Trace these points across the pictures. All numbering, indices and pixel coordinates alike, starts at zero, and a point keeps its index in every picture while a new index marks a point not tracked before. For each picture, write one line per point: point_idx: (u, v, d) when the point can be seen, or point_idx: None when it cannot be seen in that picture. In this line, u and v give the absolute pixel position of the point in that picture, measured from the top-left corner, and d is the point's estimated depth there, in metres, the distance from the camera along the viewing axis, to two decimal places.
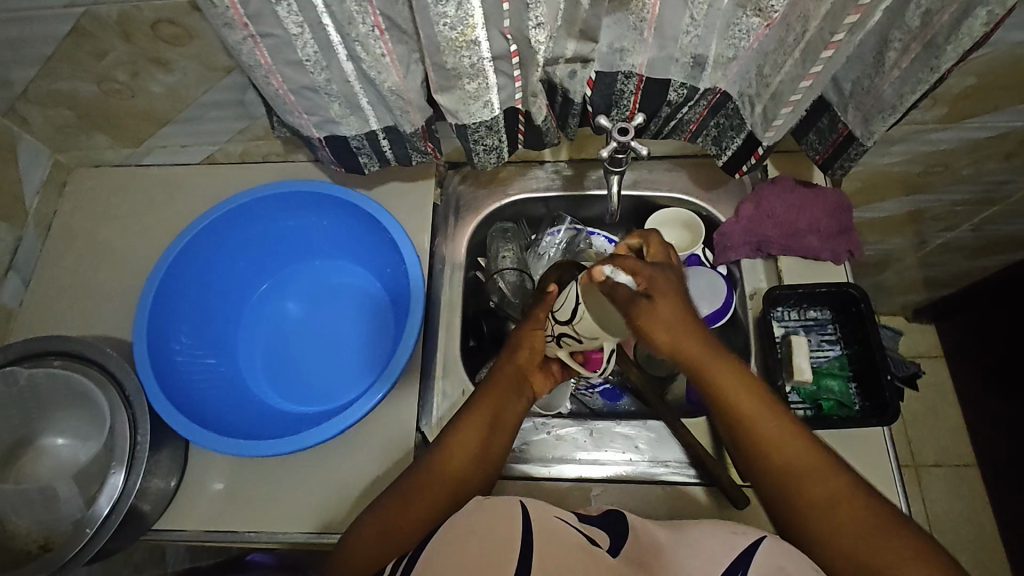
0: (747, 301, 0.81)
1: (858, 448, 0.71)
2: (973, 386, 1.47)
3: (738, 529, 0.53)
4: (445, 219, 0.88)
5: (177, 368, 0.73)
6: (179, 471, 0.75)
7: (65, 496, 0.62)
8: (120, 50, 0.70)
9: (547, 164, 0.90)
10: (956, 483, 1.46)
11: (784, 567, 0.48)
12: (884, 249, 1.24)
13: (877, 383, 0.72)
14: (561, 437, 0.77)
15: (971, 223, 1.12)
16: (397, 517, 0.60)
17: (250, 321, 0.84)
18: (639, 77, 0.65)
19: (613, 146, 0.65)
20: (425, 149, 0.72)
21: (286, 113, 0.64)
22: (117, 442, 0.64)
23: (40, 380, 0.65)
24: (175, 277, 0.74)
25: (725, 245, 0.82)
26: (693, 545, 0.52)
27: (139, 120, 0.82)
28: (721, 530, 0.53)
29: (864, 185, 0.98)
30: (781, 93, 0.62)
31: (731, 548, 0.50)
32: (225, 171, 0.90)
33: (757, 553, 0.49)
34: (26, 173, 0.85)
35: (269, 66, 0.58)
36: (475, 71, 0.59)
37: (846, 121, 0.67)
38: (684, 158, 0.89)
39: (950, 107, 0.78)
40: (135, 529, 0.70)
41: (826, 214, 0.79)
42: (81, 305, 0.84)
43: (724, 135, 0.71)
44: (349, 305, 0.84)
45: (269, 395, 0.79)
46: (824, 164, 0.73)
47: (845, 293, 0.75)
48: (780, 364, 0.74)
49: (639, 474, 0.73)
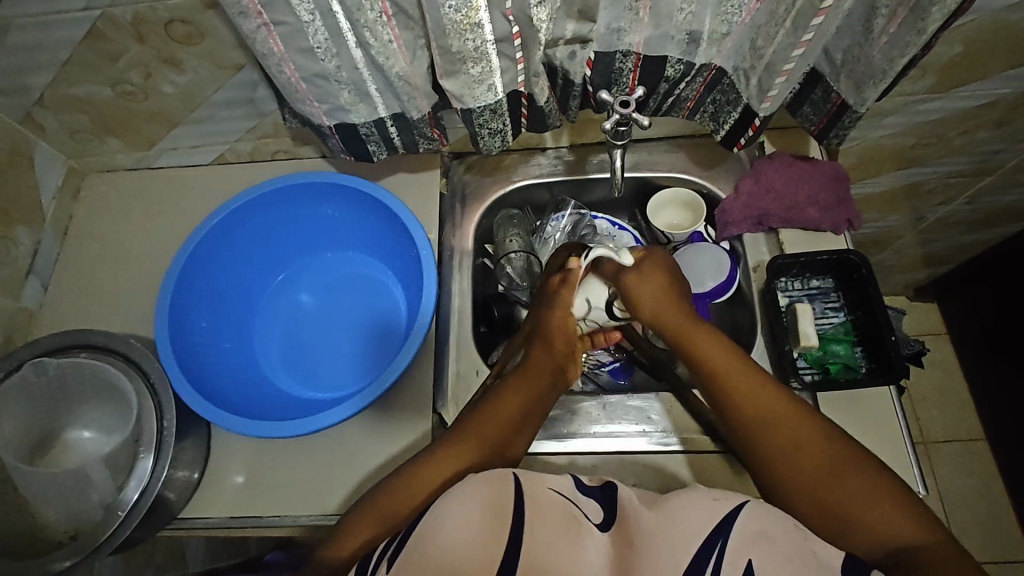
0: (752, 274, 0.83)
1: (867, 412, 0.72)
2: (978, 361, 1.49)
3: (718, 494, 0.53)
4: (452, 208, 0.90)
5: (197, 356, 0.75)
6: (203, 462, 0.76)
7: (97, 482, 0.64)
8: (134, 52, 0.72)
9: (549, 150, 0.92)
10: (966, 458, 1.47)
11: (767, 531, 0.49)
12: (883, 226, 1.25)
13: (882, 344, 0.73)
14: (575, 412, 0.78)
15: (967, 196, 1.14)
16: (387, 504, 0.60)
17: (266, 311, 0.86)
18: (636, 55, 0.67)
19: (615, 119, 0.67)
20: (432, 136, 0.74)
21: (298, 103, 0.67)
22: (145, 429, 0.65)
23: (67, 370, 0.67)
24: (194, 266, 0.76)
25: (727, 221, 0.84)
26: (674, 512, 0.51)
27: (151, 122, 0.84)
28: (703, 496, 0.52)
29: (860, 159, 0.99)
30: (774, 62, 0.65)
31: (711, 516, 0.50)
32: (235, 170, 0.92)
33: (739, 518, 0.50)
34: (43, 179, 0.87)
35: (282, 54, 0.60)
36: (478, 54, 0.62)
37: (839, 91, 0.69)
38: (682, 138, 0.91)
39: (940, 76, 0.80)
40: (161, 518, 0.71)
41: (824, 186, 0.81)
42: (100, 304, 0.86)
43: (722, 110, 0.74)
44: (362, 293, 0.86)
45: (286, 384, 0.81)
46: (819, 134, 0.76)
47: (846, 260, 0.77)
48: (786, 331, 0.75)
49: (653, 445, 0.75)
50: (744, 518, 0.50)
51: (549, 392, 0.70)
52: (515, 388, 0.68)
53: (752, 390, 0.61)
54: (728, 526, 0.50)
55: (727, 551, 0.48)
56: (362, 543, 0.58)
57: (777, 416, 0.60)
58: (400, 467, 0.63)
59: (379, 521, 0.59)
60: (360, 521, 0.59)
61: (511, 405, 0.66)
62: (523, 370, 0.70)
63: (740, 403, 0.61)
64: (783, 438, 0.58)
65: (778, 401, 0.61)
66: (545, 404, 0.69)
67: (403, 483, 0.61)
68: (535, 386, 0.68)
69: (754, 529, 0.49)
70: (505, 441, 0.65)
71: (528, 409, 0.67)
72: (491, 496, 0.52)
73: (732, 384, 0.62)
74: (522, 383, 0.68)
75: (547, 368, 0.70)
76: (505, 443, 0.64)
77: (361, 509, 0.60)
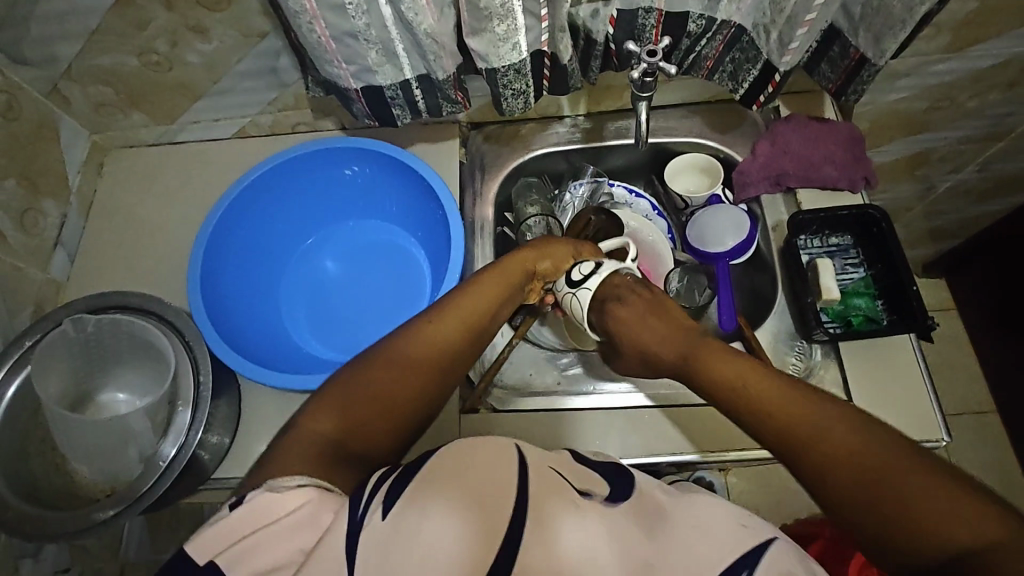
0: (770, 234, 0.85)
1: (892, 362, 0.73)
2: (988, 334, 1.50)
3: (746, 519, 0.47)
4: (471, 176, 0.91)
5: (226, 315, 0.76)
6: (234, 426, 0.77)
7: (137, 434, 0.65)
8: (162, 20, 0.73)
9: (565, 118, 0.93)
10: (979, 429, 1.48)
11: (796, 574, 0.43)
12: (893, 197, 1.27)
13: (904, 296, 0.74)
14: (598, 367, 0.81)
15: (977, 163, 1.15)
16: (348, 400, 0.55)
17: (292, 277, 0.87)
18: (659, 12, 0.68)
19: (642, 68, 0.68)
20: (455, 99, 0.75)
21: (326, 64, 0.67)
22: (182, 386, 0.66)
23: (105, 328, 0.68)
24: (224, 229, 0.77)
25: (745, 181, 0.85)
26: (700, 528, 0.46)
27: (174, 95, 0.85)
28: (729, 517, 0.47)
29: (871, 125, 1.01)
30: (796, 14, 0.66)
31: (736, 542, 0.45)
32: (256, 143, 0.94)
33: (765, 556, 0.44)
34: (68, 153, 0.88)
35: (314, 12, 0.61)
36: (504, 12, 0.63)
37: (857, 45, 0.71)
38: (697, 104, 0.92)
39: (954, 34, 0.81)
40: (196, 480, 0.72)
41: (840, 146, 0.82)
42: (128, 276, 0.87)
43: (741, 68, 0.75)
44: (386, 259, 0.87)
45: (313, 347, 0.82)
46: (837, 91, 0.76)
47: (866, 216, 0.78)
48: (808, 285, 0.76)
49: (679, 393, 0.76)
50: (771, 555, 0.44)
51: (519, 285, 0.69)
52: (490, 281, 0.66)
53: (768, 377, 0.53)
54: (757, 556, 0.44)
55: None
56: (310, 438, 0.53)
57: (795, 404, 0.50)
58: (369, 349, 0.60)
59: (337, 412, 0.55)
60: (316, 414, 0.55)
61: (482, 295, 0.65)
62: (497, 267, 0.68)
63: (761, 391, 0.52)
64: (823, 440, 0.47)
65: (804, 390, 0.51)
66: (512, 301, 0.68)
67: (369, 369, 0.57)
68: (513, 277, 0.68)
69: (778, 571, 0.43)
70: (475, 329, 0.62)
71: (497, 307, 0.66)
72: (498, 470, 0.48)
73: (738, 374, 0.55)
74: (496, 275, 0.67)
75: (517, 267, 0.69)
76: (471, 338, 0.62)
77: (317, 403, 0.56)
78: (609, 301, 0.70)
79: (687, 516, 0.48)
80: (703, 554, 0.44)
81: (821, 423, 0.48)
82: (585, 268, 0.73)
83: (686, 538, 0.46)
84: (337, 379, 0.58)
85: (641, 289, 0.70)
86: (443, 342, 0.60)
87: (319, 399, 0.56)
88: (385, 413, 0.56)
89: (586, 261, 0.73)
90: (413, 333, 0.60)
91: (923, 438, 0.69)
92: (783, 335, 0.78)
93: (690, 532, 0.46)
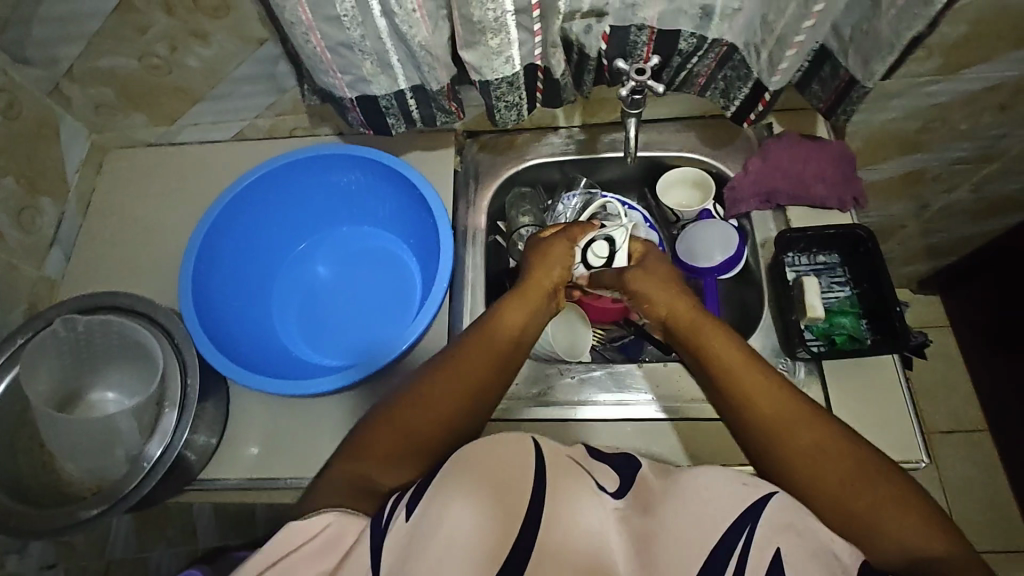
0: (759, 251, 0.85)
1: (872, 381, 0.74)
2: (980, 353, 1.50)
3: (747, 479, 0.54)
4: (465, 185, 0.92)
5: (217, 318, 0.77)
6: (221, 426, 0.78)
7: (123, 435, 0.66)
8: (162, 24, 0.74)
9: (561, 129, 0.94)
10: (968, 448, 1.48)
11: (793, 523, 0.51)
12: (888, 215, 1.27)
13: (887, 316, 0.75)
14: (584, 380, 0.80)
15: (971, 183, 1.16)
16: (394, 424, 0.62)
17: (283, 282, 0.88)
18: (651, 30, 0.68)
19: (630, 86, 0.69)
20: (449, 108, 0.76)
21: (321, 73, 0.68)
22: (169, 386, 0.67)
23: (96, 328, 0.69)
24: (217, 232, 0.78)
25: (736, 198, 0.86)
26: (703, 493, 0.54)
27: (174, 97, 0.86)
28: (731, 481, 0.54)
29: (864, 144, 1.01)
30: (785, 35, 0.66)
31: (737, 505, 0.52)
32: (254, 146, 0.95)
33: (763, 513, 0.52)
34: (67, 152, 0.89)
35: (309, 23, 0.62)
36: (498, 26, 0.63)
37: (847, 67, 0.71)
38: (691, 119, 0.92)
39: (946, 57, 0.82)
40: (181, 479, 0.73)
41: (831, 165, 0.83)
42: (123, 275, 0.88)
43: (732, 85, 0.76)
44: (378, 265, 0.88)
45: (303, 351, 0.83)
46: (827, 111, 0.78)
47: (853, 235, 0.79)
48: (793, 303, 0.77)
49: (663, 411, 0.76)
50: (774, 506, 0.52)
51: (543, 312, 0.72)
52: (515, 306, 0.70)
53: (761, 392, 0.61)
54: (758, 510, 0.52)
55: (756, 537, 0.50)
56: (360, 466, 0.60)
57: (786, 419, 0.59)
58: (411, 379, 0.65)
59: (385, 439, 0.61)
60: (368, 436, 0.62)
61: (510, 323, 0.68)
62: (520, 294, 0.71)
63: (757, 405, 0.61)
64: (807, 459, 0.57)
65: (793, 406, 0.60)
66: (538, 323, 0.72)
67: (412, 405, 0.63)
68: (533, 304, 0.71)
69: (780, 519, 0.51)
70: (503, 359, 0.67)
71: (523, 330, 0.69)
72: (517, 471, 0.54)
73: (736, 373, 0.63)
74: (521, 300, 0.70)
75: (537, 290, 0.72)
76: (506, 366, 0.67)
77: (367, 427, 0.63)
78: (631, 271, 0.75)
79: (693, 484, 0.55)
80: (711, 516, 0.52)
81: (803, 425, 0.59)
82: (601, 247, 0.78)
83: (690, 502, 0.53)
84: (376, 417, 0.63)
85: (649, 255, 0.77)
86: (484, 372, 0.65)
87: (364, 440, 0.61)
88: (430, 432, 0.62)
89: (597, 240, 0.78)
90: (446, 369, 0.65)
91: (900, 458, 0.70)
92: (768, 352, 0.78)
93: (696, 498, 0.54)
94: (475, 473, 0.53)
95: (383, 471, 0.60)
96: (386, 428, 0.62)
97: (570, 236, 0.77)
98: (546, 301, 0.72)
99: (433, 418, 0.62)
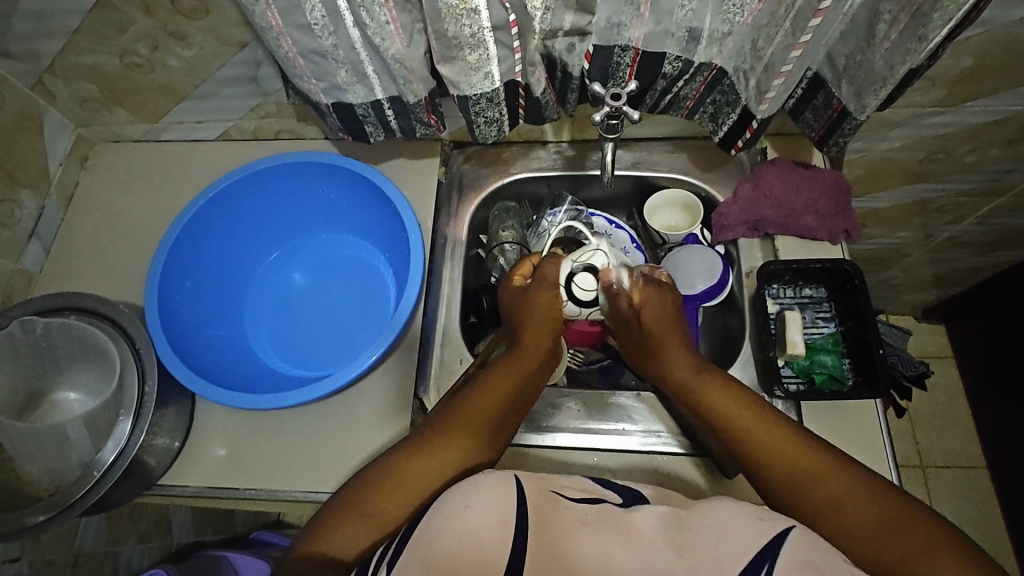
0: (743, 279, 0.82)
1: (851, 422, 0.71)
2: (982, 388, 1.45)
3: (765, 514, 0.50)
4: (449, 196, 0.90)
5: (185, 323, 0.77)
6: (184, 431, 0.77)
7: (75, 441, 0.65)
8: (142, 23, 0.73)
9: (549, 144, 0.92)
10: (964, 484, 1.44)
11: (813, 561, 0.47)
12: (891, 243, 1.23)
13: (869, 358, 0.73)
14: (556, 406, 0.78)
15: (977, 216, 1.11)
16: (384, 494, 0.58)
17: (257, 288, 0.88)
18: (635, 50, 0.66)
19: (606, 111, 0.67)
20: (428, 121, 0.74)
21: (296, 78, 0.68)
22: (126, 391, 0.67)
23: (55, 330, 0.68)
24: (187, 238, 0.78)
25: (722, 224, 0.83)
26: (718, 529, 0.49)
27: (158, 95, 0.86)
28: (749, 515, 0.50)
29: (865, 171, 0.98)
30: (773, 64, 0.64)
31: (758, 538, 0.48)
32: (240, 147, 0.94)
33: (786, 546, 0.47)
34: (51, 145, 0.89)
35: (280, 29, 0.62)
36: (475, 41, 0.62)
37: (841, 97, 0.68)
38: (684, 140, 0.90)
39: (949, 89, 0.78)
40: (140, 484, 0.71)
41: (823, 195, 0.80)
42: (99, 271, 0.88)
43: (720, 111, 0.73)
44: (353, 275, 0.88)
45: (271, 358, 0.83)
46: (820, 141, 0.74)
47: (839, 270, 0.77)
48: (773, 339, 0.75)
49: (633, 443, 0.75)
50: (789, 545, 0.48)
51: (542, 372, 0.72)
52: (513, 365, 0.70)
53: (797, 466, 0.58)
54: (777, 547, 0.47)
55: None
56: (349, 539, 0.56)
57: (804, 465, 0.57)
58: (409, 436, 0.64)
59: (368, 509, 0.57)
60: (352, 510, 0.58)
61: (493, 382, 0.68)
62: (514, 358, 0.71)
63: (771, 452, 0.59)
64: (861, 531, 0.53)
65: (816, 456, 0.58)
66: (529, 384, 0.70)
67: (392, 472, 0.60)
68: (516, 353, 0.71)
69: (799, 559, 0.47)
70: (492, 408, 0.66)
71: (516, 393, 0.68)
72: (501, 496, 0.49)
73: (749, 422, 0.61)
74: (521, 362, 0.70)
75: (535, 351, 0.72)
76: (499, 427, 0.66)
77: (348, 503, 0.58)
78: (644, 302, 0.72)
79: (711, 516, 0.50)
80: (727, 553, 0.47)
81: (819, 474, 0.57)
82: (585, 280, 0.76)
83: (705, 536, 0.48)
84: (366, 477, 0.60)
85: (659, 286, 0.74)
86: (469, 433, 0.63)
87: (356, 500, 0.58)
88: (411, 493, 0.59)
89: (580, 273, 0.76)
90: (434, 431, 0.63)
91: None
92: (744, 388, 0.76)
93: (709, 531, 0.49)
94: (454, 506, 0.49)
95: (369, 535, 0.56)
96: (376, 488, 0.59)
97: (514, 274, 0.78)
98: (543, 361, 0.72)
99: (414, 489, 0.59)
